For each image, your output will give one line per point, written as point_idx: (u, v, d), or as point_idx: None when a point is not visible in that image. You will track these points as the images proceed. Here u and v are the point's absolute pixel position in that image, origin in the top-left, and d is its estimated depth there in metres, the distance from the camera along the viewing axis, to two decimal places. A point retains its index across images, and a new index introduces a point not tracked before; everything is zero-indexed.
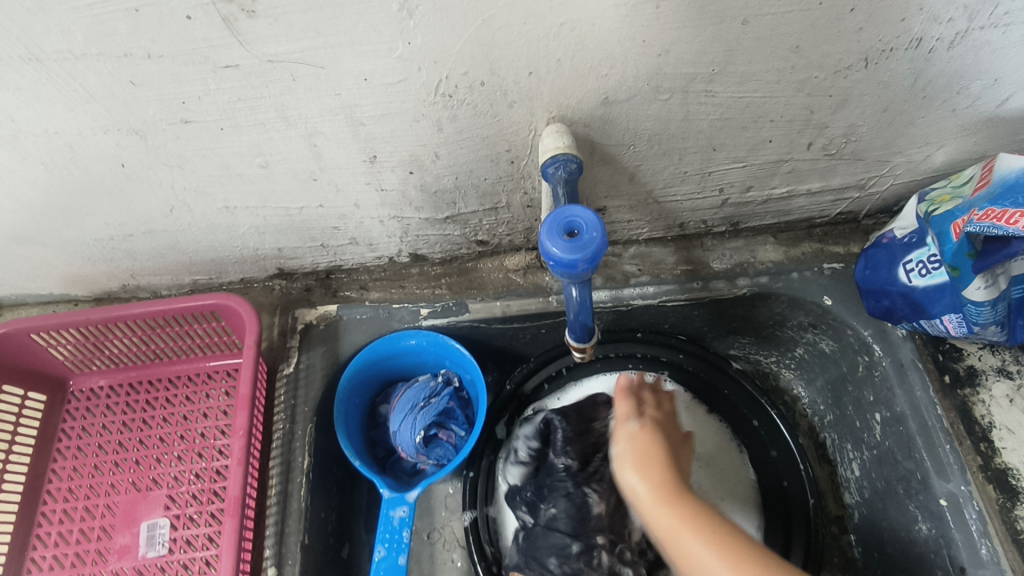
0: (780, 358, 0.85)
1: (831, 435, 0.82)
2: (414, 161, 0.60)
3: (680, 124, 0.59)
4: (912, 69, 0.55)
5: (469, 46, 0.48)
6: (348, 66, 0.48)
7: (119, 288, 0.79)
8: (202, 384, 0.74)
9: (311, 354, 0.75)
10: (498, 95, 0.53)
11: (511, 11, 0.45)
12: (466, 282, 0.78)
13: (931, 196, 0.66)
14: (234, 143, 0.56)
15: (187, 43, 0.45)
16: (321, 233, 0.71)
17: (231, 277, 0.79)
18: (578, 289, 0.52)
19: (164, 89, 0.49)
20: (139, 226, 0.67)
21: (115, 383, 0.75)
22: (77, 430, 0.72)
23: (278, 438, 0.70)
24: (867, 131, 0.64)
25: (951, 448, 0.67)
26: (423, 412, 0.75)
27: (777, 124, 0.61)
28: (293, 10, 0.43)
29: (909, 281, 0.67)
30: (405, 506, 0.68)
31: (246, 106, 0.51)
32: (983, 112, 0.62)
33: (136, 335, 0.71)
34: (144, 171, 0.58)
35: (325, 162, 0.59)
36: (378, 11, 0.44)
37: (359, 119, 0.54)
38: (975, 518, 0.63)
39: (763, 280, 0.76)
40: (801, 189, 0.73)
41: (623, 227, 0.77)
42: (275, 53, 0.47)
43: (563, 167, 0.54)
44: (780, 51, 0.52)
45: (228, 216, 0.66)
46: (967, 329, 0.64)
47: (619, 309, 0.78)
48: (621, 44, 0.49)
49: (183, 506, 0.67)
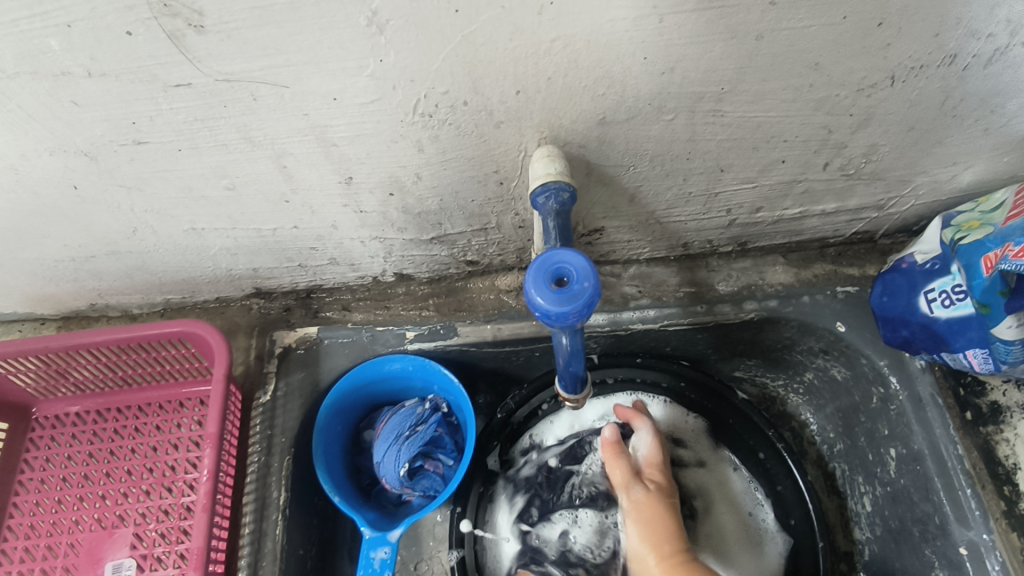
0: (787, 383, 0.80)
1: (841, 466, 0.77)
2: (394, 182, 0.55)
3: (685, 144, 0.54)
4: (943, 87, 0.50)
5: (448, 65, 0.43)
6: (314, 85, 0.43)
7: (87, 307, 0.74)
8: (174, 412, 0.69)
9: (290, 379, 0.70)
10: (484, 115, 0.48)
11: (495, 26, 0.40)
12: (455, 303, 0.74)
13: (957, 221, 0.61)
14: (195, 164, 0.51)
15: (131, 61, 0.40)
16: (298, 253, 0.66)
17: (206, 296, 0.75)
18: (568, 338, 0.49)
19: (111, 109, 0.44)
20: (102, 248, 0.62)
21: (82, 410, 0.70)
22: (41, 460, 0.68)
23: (253, 472, 0.65)
24: (890, 151, 0.58)
25: (972, 492, 0.62)
26: (408, 442, 0.70)
27: (791, 144, 0.56)
28: (248, 26, 0.38)
29: (931, 311, 0.61)
30: (386, 547, 0.64)
31: (205, 127, 0.47)
32: (1017, 132, 0.57)
33: (102, 361, 0.67)
34: (100, 193, 0.54)
35: (297, 183, 0.54)
36: (344, 27, 0.39)
37: (331, 140, 0.49)
38: (997, 570, 0.59)
39: (772, 304, 0.71)
40: (814, 209, 0.68)
41: (623, 247, 0.72)
42: (232, 71, 0.42)
43: (555, 197, 0.49)
44: (798, 68, 0.47)
45: (196, 237, 0.62)
46: (993, 366, 0.59)
47: (618, 334, 0.73)
48: (620, 61, 0.44)
49: (150, 546, 0.62)
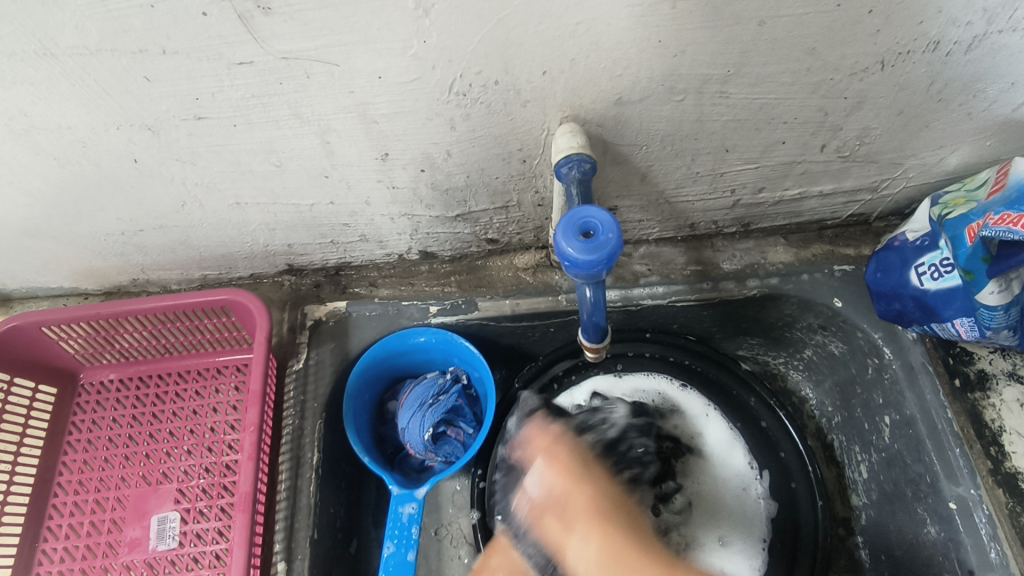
0: (788, 360, 0.85)
1: (839, 437, 0.82)
2: (426, 160, 0.60)
3: (694, 124, 0.59)
4: (929, 72, 0.55)
5: (483, 46, 0.48)
6: (362, 64, 0.48)
7: (129, 283, 0.79)
8: (212, 379, 0.74)
9: (320, 350, 0.75)
10: (512, 94, 0.53)
11: (527, 10, 0.45)
12: (476, 280, 0.78)
13: (944, 200, 0.66)
14: (246, 140, 0.56)
15: (201, 40, 0.45)
16: (331, 230, 0.71)
17: (241, 272, 0.79)
18: (591, 290, 0.53)
19: (178, 85, 0.49)
20: (151, 222, 0.67)
21: (125, 377, 0.75)
22: (88, 423, 0.73)
23: (288, 433, 0.70)
24: (881, 134, 0.63)
25: (961, 451, 0.66)
26: (431, 409, 0.75)
27: (791, 126, 0.61)
28: (309, 8, 0.43)
29: (921, 284, 0.66)
30: (413, 502, 0.68)
31: (260, 103, 0.52)
32: (998, 116, 0.61)
33: (147, 329, 0.72)
34: (157, 167, 0.58)
35: (337, 159, 0.59)
36: (393, 10, 0.44)
37: (372, 117, 0.54)
38: (985, 522, 0.63)
39: (773, 282, 0.76)
40: (813, 190, 0.72)
41: (633, 226, 0.77)
42: (289, 50, 0.47)
43: (577, 167, 0.54)
44: (796, 52, 0.51)
45: (239, 212, 0.67)
46: (979, 333, 0.64)
47: (628, 309, 0.78)
48: (637, 44, 0.49)
49: (193, 500, 0.67)
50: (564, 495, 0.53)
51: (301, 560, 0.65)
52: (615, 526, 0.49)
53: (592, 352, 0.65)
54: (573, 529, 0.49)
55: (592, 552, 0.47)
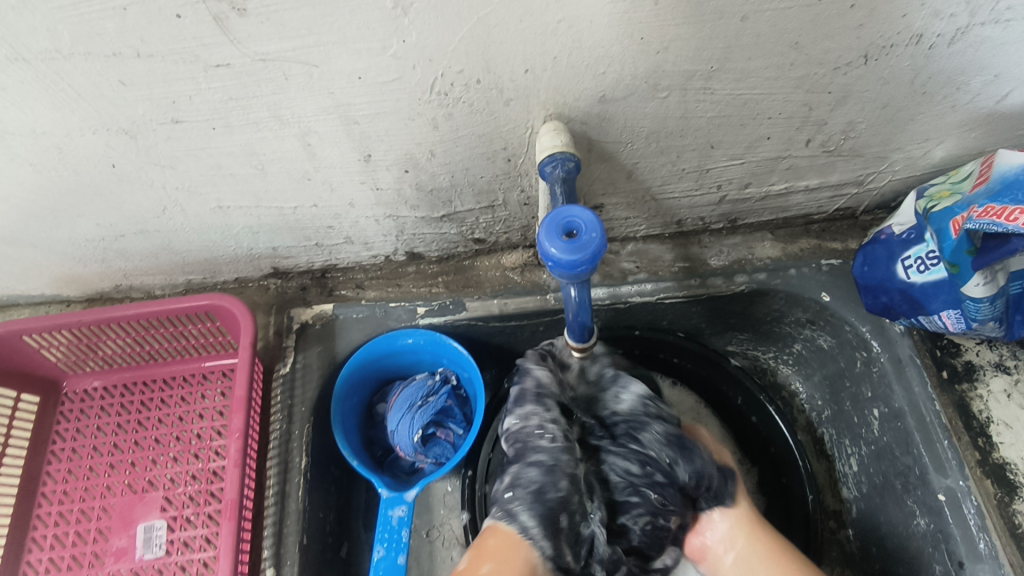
0: (778, 354, 0.85)
1: (829, 431, 0.82)
2: (410, 160, 0.60)
3: (678, 121, 0.59)
4: (912, 65, 0.55)
5: (464, 45, 0.47)
6: (341, 65, 0.48)
7: (111, 289, 0.78)
8: (197, 385, 0.73)
9: (307, 353, 0.74)
10: (494, 92, 0.52)
11: (507, 8, 0.44)
12: (463, 280, 0.78)
13: (930, 192, 0.66)
14: (226, 143, 0.55)
15: (176, 42, 0.44)
16: (315, 232, 0.70)
17: (226, 276, 0.79)
18: (577, 289, 0.53)
19: (154, 88, 0.48)
20: (132, 227, 0.66)
21: (109, 384, 0.74)
22: (72, 431, 0.72)
23: (276, 438, 0.69)
24: (866, 128, 0.63)
25: (949, 443, 0.66)
26: (421, 411, 0.74)
27: (776, 121, 0.61)
28: (285, 9, 0.42)
29: (908, 277, 0.66)
30: (403, 505, 0.68)
31: (238, 105, 0.51)
32: (982, 108, 0.62)
33: (130, 336, 0.71)
34: (135, 171, 0.57)
35: (319, 160, 0.59)
36: (372, 9, 0.43)
37: (354, 117, 0.53)
38: (974, 513, 0.63)
39: (762, 277, 0.76)
40: (799, 185, 0.72)
41: (620, 224, 0.77)
42: (267, 52, 0.46)
43: (561, 166, 0.54)
44: (780, 47, 0.51)
45: (221, 216, 0.66)
46: (966, 325, 0.65)
47: (617, 307, 0.78)
48: (619, 41, 0.49)
49: (180, 508, 0.66)
50: (739, 489, 0.69)
51: (290, 565, 0.64)
52: (768, 535, 0.66)
53: (578, 352, 0.64)
54: (739, 531, 0.66)
55: (738, 523, 0.67)
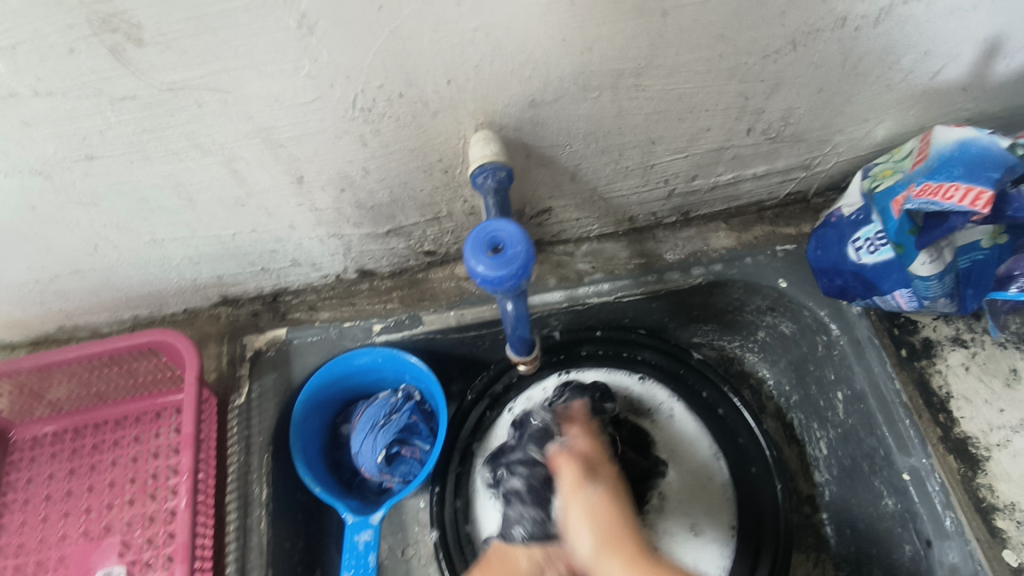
0: (743, 342, 0.85)
1: (798, 416, 0.82)
2: (344, 178, 0.58)
3: (614, 120, 0.58)
4: (841, 49, 0.55)
5: (380, 60, 0.46)
6: (255, 89, 0.46)
7: (56, 330, 0.76)
8: (151, 423, 0.71)
9: (262, 381, 0.72)
10: (420, 105, 0.51)
11: (418, 19, 0.43)
12: (418, 294, 0.76)
13: (874, 172, 0.66)
14: (149, 176, 0.53)
15: (75, 78, 0.42)
16: (259, 257, 0.69)
17: (174, 308, 0.76)
18: (514, 302, 0.52)
19: (61, 126, 0.46)
20: (65, 267, 0.64)
21: (60, 429, 0.72)
22: (23, 481, 0.69)
23: (233, 471, 0.67)
24: (805, 113, 0.63)
25: (911, 422, 0.66)
26: (383, 430, 0.73)
27: (713, 113, 0.60)
28: (184, 36, 0.41)
29: (859, 259, 0.66)
30: (369, 530, 0.67)
31: (154, 137, 0.49)
32: (918, 85, 0.61)
33: (75, 379, 0.69)
34: (58, 212, 0.55)
35: (250, 186, 0.57)
36: (276, 30, 0.42)
37: (278, 141, 0.52)
38: (938, 490, 0.63)
39: (718, 268, 0.75)
40: (746, 173, 0.72)
41: (572, 225, 0.76)
42: (174, 81, 0.44)
43: (492, 176, 0.53)
44: (705, 40, 0.50)
45: (158, 249, 0.64)
46: (918, 303, 0.65)
47: (575, 309, 0.77)
48: (541, 45, 0.47)
49: (138, 552, 0.64)
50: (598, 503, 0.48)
51: None
52: (633, 520, 0.48)
53: (523, 362, 0.65)
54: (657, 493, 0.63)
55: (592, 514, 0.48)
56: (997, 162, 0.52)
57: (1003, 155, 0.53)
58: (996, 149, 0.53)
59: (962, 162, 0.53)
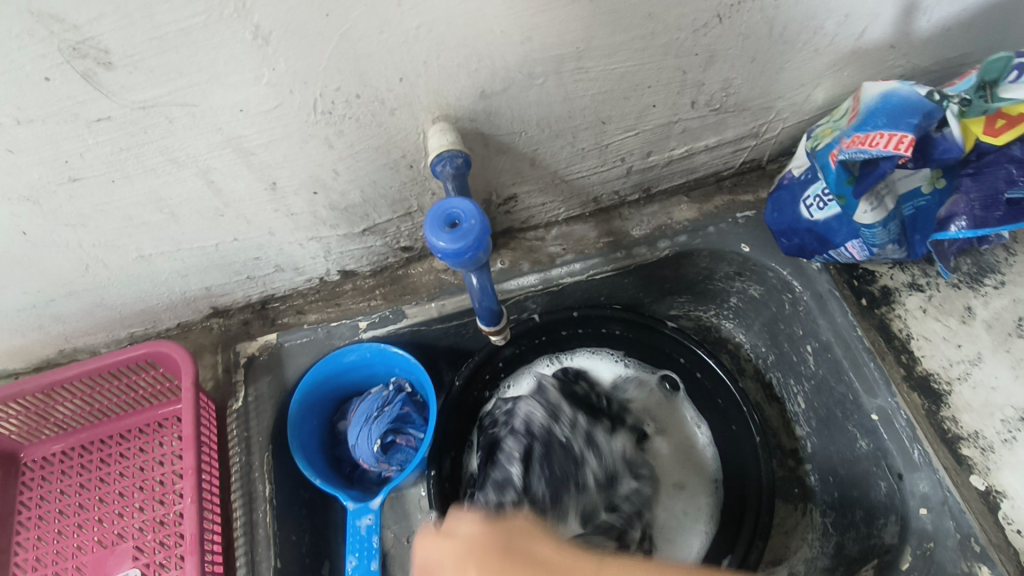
0: (718, 311, 0.89)
1: (775, 374, 0.85)
2: (315, 181, 0.62)
3: (563, 104, 0.62)
4: (766, 18, 0.58)
5: (333, 64, 0.49)
6: (221, 100, 0.50)
7: (56, 355, 0.79)
8: (154, 434, 0.75)
9: (257, 385, 0.75)
10: (377, 104, 0.55)
11: (364, 22, 0.47)
12: (400, 289, 0.80)
13: (816, 133, 0.69)
14: (130, 193, 0.57)
15: (53, 104, 0.46)
16: (243, 265, 0.72)
17: (167, 323, 0.80)
18: (477, 276, 0.56)
19: (43, 151, 0.50)
20: (59, 290, 0.67)
21: (68, 448, 0.75)
22: (35, 499, 0.72)
23: (236, 470, 0.70)
24: (743, 82, 0.67)
25: (875, 364, 0.70)
26: (377, 422, 0.76)
27: (656, 89, 0.64)
28: (149, 56, 0.44)
29: (812, 216, 0.70)
30: (370, 514, 0.70)
31: (131, 154, 0.53)
32: (846, 46, 0.65)
33: (78, 397, 0.72)
34: (48, 235, 0.59)
35: (226, 196, 0.61)
36: (233, 43, 0.45)
37: (248, 149, 0.55)
38: (905, 426, 0.66)
39: (682, 239, 0.79)
40: (699, 146, 0.76)
41: (540, 210, 0.80)
42: (144, 100, 0.48)
43: (450, 163, 0.57)
44: (636, 20, 0.54)
45: (146, 265, 0.67)
46: (869, 252, 0.68)
47: (551, 290, 0.80)
48: (482, 37, 0.51)
49: (151, 554, 0.67)
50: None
51: None
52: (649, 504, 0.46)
53: (494, 333, 0.68)
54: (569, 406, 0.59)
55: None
56: (915, 109, 0.56)
57: (921, 101, 0.57)
58: (915, 98, 0.57)
59: (885, 112, 0.57)
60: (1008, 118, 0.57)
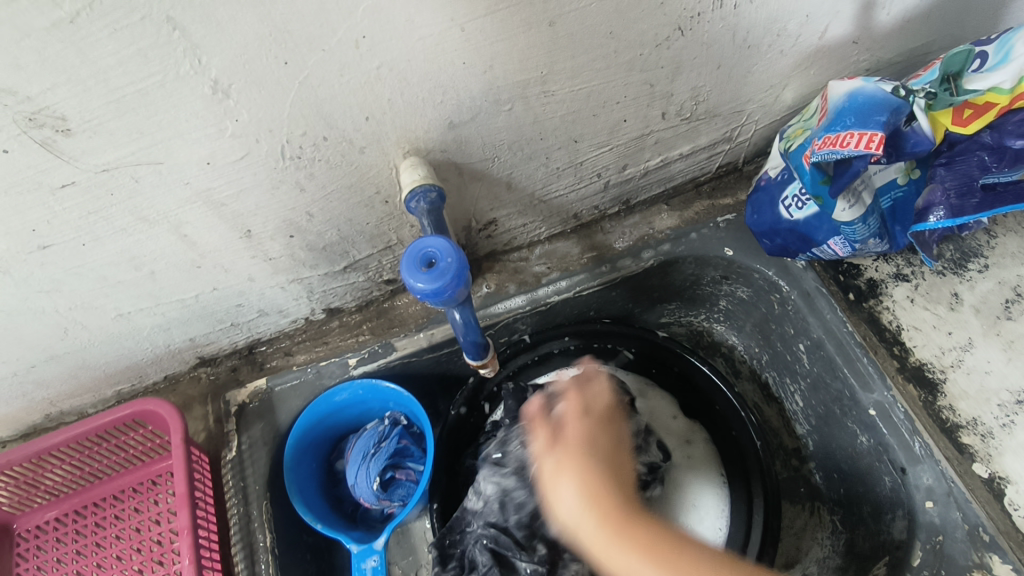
0: (708, 315, 0.89)
1: (771, 374, 0.85)
2: (290, 225, 0.61)
3: (533, 127, 0.62)
4: (727, 27, 0.59)
5: (297, 110, 0.49)
6: (185, 156, 0.49)
7: (43, 419, 0.78)
8: (149, 492, 0.74)
9: (250, 432, 0.74)
10: (346, 145, 0.54)
11: (323, 68, 0.46)
12: (387, 322, 0.79)
13: (788, 133, 0.69)
14: (103, 254, 0.56)
15: (14, 174, 0.45)
16: (226, 313, 0.71)
17: (154, 377, 0.79)
18: (459, 311, 0.56)
19: (9, 222, 0.49)
20: (40, 355, 0.66)
21: (61, 514, 0.73)
22: (32, 570, 0.71)
23: (235, 522, 0.69)
24: (711, 90, 0.67)
25: (868, 359, 0.69)
26: (375, 459, 0.75)
27: (625, 104, 0.64)
28: (108, 119, 0.44)
29: (791, 216, 0.70)
30: (375, 555, 0.69)
31: (100, 217, 0.52)
32: (809, 47, 0.66)
33: (69, 462, 0.71)
34: (22, 303, 0.58)
35: (202, 248, 0.60)
36: (193, 99, 0.45)
37: (218, 201, 0.55)
38: (903, 419, 0.66)
39: (666, 247, 0.78)
40: (673, 154, 0.76)
41: (521, 231, 0.80)
42: (107, 162, 0.47)
43: (424, 198, 0.56)
44: (598, 39, 0.54)
45: (126, 322, 0.66)
46: (851, 247, 0.67)
47: (539, 310, 0.79)
48: (444, 70, 0.51)
49: None
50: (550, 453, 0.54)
51: None
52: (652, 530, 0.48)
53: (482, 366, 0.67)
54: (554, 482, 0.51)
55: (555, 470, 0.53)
56: (883, 107, 0.56)
57: (887, 98, 0.57)
58: (881, 95, 0.58)
59: (853, 111, 0.57)
60: (975, 108, 0.57)
